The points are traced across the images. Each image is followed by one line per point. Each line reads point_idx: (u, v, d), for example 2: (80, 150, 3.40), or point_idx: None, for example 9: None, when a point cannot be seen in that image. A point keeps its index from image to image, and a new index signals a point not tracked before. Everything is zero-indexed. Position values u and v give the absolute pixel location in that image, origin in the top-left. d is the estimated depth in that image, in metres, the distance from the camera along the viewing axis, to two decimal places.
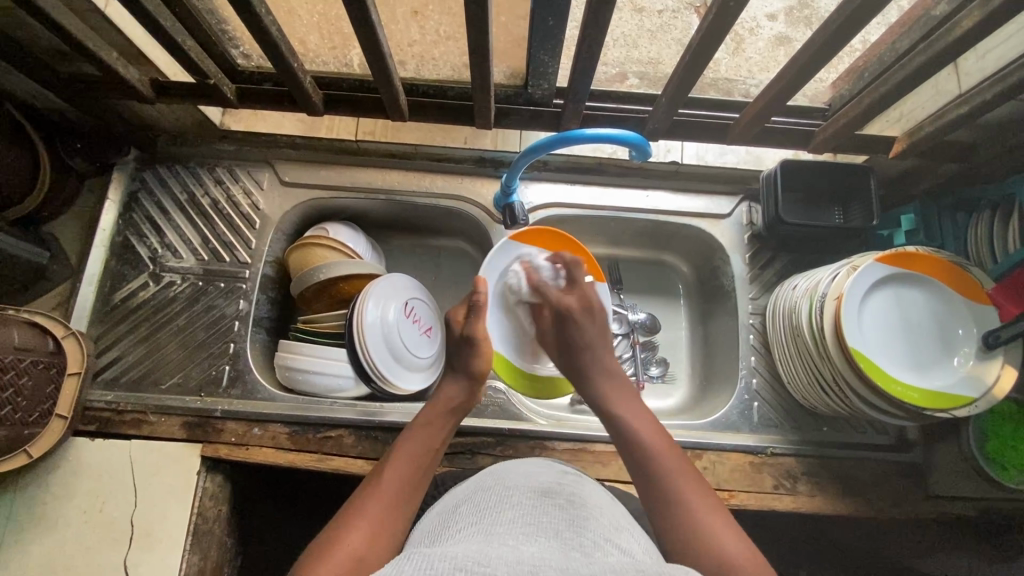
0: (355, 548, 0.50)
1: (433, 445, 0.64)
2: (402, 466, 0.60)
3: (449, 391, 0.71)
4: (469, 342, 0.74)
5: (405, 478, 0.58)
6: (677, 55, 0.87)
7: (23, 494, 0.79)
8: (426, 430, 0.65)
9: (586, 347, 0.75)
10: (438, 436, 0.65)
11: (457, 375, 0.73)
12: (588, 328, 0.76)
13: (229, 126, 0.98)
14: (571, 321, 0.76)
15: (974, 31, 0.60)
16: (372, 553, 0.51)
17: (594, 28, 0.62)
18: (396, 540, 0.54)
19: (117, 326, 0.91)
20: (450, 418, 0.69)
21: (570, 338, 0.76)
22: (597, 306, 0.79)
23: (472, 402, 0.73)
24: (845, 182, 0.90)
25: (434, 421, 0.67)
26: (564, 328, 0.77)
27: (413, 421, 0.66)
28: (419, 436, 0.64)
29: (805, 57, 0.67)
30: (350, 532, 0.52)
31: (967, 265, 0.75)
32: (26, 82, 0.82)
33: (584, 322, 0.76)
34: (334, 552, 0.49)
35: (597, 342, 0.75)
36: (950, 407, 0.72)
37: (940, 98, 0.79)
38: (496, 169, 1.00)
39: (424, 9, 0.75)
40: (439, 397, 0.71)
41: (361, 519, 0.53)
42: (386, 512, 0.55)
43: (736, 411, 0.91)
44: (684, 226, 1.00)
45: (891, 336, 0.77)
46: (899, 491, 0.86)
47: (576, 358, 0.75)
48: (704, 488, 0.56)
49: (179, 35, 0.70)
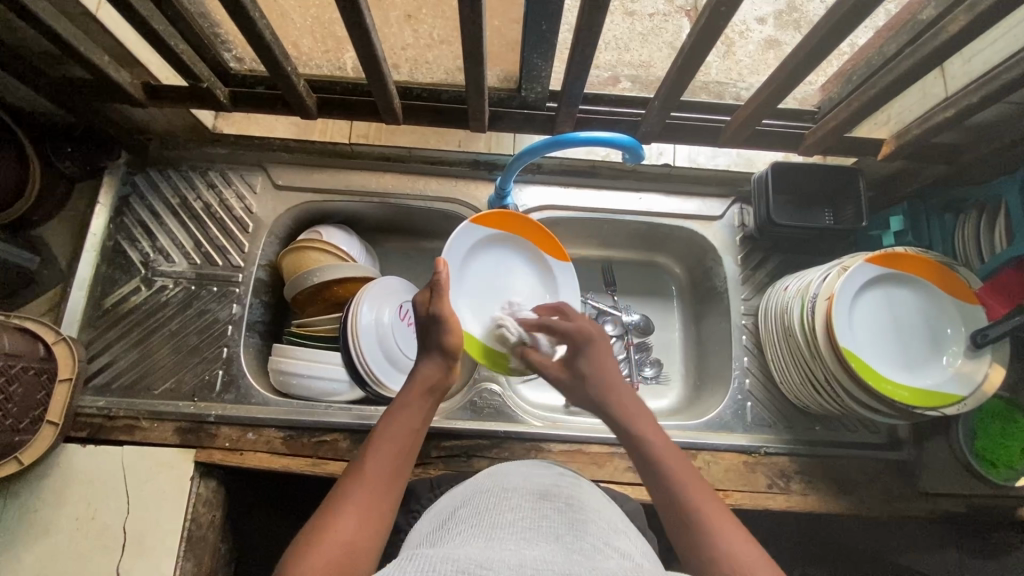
0: (345, 536, 0.50)
1: (412, 426, 0.63)
2: (385, 453, 0.59)
3: (425, 372, 0.69)
4: (436, 321, 0.71)
5: (387, 465, 0.58)
6: (669, 58, 0.89)
7: (15, 501, 0.79)
8: (403, 414, 0.64)
9: (606, 371, 0.73)
10: (417, 418, 0.64)
11: (432, 356, 0.71)
12: (609, 352, 0.75)
13: (222, 129, 0.98)
14: (591, 346, 0.75)
15: (958, 36, 0.61)
16: (363, 539, 0.51)
17: (587, 32, 0.63)
18: (384, 521, 0.54)
19: (109, 332, 0.90)
20: (427, 398, 0.67)
21: (591, 364, 0.74)
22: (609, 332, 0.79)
23: (450, 380, 0.71)
24: (835, 184, 0.91)
25: (412, 403, 0.65)
26: (583, 357, 0.75)
27: (390, 407, 0.65)
28: (400, 418, 0.63)
29: (795, 62, 0.68)
30: (340, 520, 0.51)
31: (954, 265, 0.77)
32: (15, 86, 0.81)
33: (606, 347, 0.76)
34: (322, 541, 0.49)
35: (611, 366, 0.74)
36: (940, 404, 0.73)
37: (928, 101, 0.80)
38: (491, 172, 1.00)
39: (418, 13, 0.76)
40: (416, 379, 0.68)
41: (348, 506, 0.53)
42: (369, 493, 0.55)
43: (729, 411, 0.92)
44: (677, 227, 1.00)
45: (892, 339, 0.78)
46: (891, 488, 0.87)
47: (595, 385, 0.72)
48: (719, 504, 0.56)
49: (172, 39, 0.70)
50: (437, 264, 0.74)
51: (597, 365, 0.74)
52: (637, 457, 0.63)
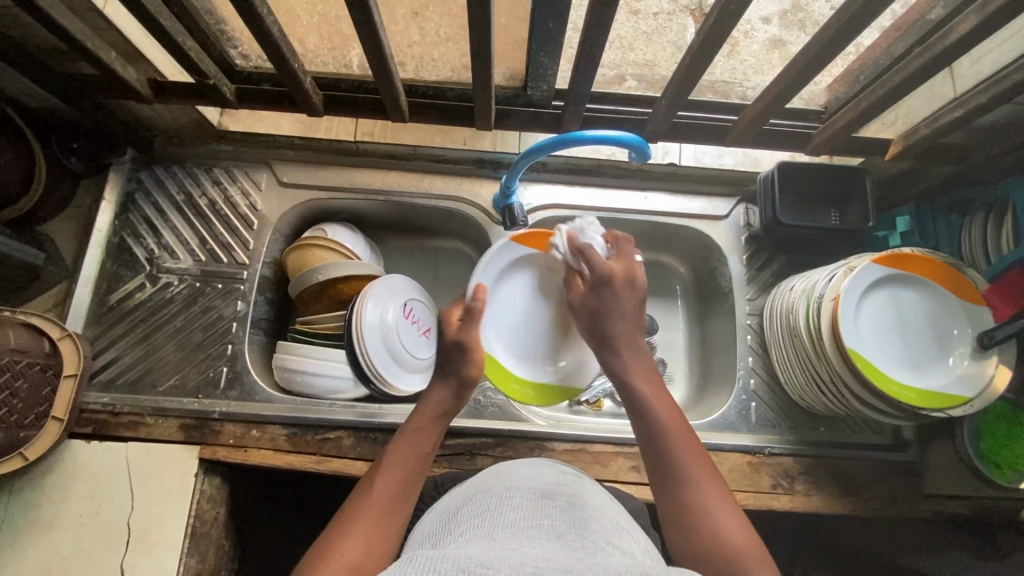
0: (352, 556, 0.50)
1: (423, 450, 0.63)
2: (395, 475, 0.59)
3: (435, 398, 0.70)
4: (460, 348, 0.73)
5: (396, 487, 0.58)
6: (673, 58, 0.88)
7: (19, 496, 0.79)
8: (413, 437, 0.64)
9: (614, 315, 0.72)
10: (429, 441, 0.65)
11: (447, 380, 0.72)
12: (627, 300, 0.73)
13: (228, 126, 0.98)
14: (608, 288, 0.73)
15: (969, 36, 0.60)
16: (370, 560, 0.51)
17: (595, 31, 0.63)
18: (391, 543, 0.54)
19: (114, 327, 0.91)
20: (438, 423, 0.67)
21: (605, 304, 0.73)
22: (640, 281, 0.75)
23: (460, 406, 0.72)
24: (842, 184, 0.91)
25: (424, 427, 0.66)
26: (598, 293, 0.74)
27: (403, 427, 0.65)
28: (409, 442, 0.63)
29: (803, 62, 0.68)
30: (348, 539, 0.52)
31: (963, 266, 0.76)
32: (20, 82, 0.81)
33: (622, 292, 0.73)
34: (330, 560, 0.49)
35: (622, 311, 0.72)
36: (945, 406, 0.73)
37: (935, 102, 0.80)
38: (496, 170, 1.00)
39: (424, 10, 0.74)
40: (429, 402, 0.69)
41: (355, 528, 0.53)
42: (376, 514, 0.55)
43: (734, 411, 0.92)
44: (684, 227, 1.00)
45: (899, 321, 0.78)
46: (895, 489, 0.87)
47: (601, 325, 0.72)
48: (711, 469, 0.57)
49: (179, 35, 0.70)
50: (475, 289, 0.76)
51: (608, 306, 0.72)
52: (637, 411, 0.64)
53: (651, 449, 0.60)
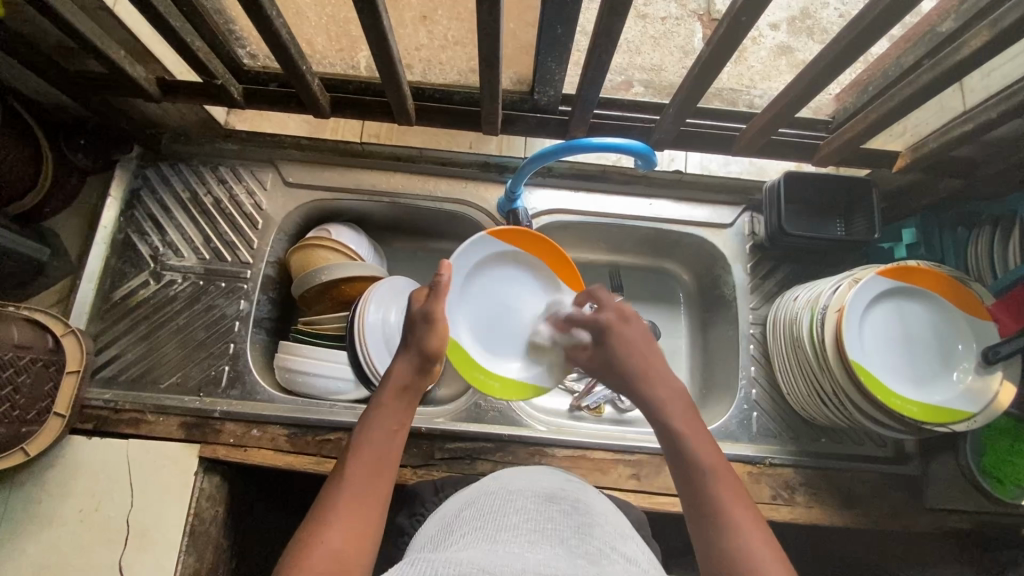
0: (332, 546, 0.50)
1: (392, 429, 0.63)
2: (367, 458, 0.59)
3: (399, 369, 0.69)
4: (426, 318, 0.72)
5: (368, 470, 0.58)
6: (680, 64, 0.88)
7: (20, 491, 0.79)
8: (381, 417, 0.64)
9: (626, 356, 0.73)
10: (397, 419, 0.64)
11: (409, 353, 0.71)
12: (631, 336, 0.75)
13: (235, 125, 1.02)
14: (610, 335, 0.76)
15: (981, 51, 0.60)
16: (352, 548, 0.51)
17: (605, 38, 0.62)
18: (374, 527, 0.54)
19: (116, 325, 0.91)
20: (402, 398, 0.67)
21: (611, 350, 0.75)
22: (633, 314, 0.78)
23: (426, 380, 0.70)
24: (848, 195, 0.90)
25: (388, 405, 0.65)
26: (603, 347, 0.76)
27: (369, 410, 0.65)
28: (380, 422, 0.63)
29: (812, 74, 0.67)
30: (328, 530, 0.52)
31: (968, 281, 0.76)
32: (30, 78, 0.81)
33: (625, 332, 0.75)
34: (311, 551, 0.49)
35: (635, 349, 0.74)
36: (949, 421, 0.72)
37: (945, 114, 0.79)
38: (502, 174, 0.99)
39: (433, 15, 0.74)
40: (391, 377, 0.68)
41: (334, 516, 0.53)
42: (353, 501, 0.55)
43: (735, 420, 0.92)
44: (686, 234, 1.00)
45: (891, 349, 0.77)
46: (897, 503, 0.86)
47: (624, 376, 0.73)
48: (730, 476, 0.58)
49: (188, 35, 0.70)
50: (440, 266, 0.75)
51: (619, 352, 0.74)
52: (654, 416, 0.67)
53: (670, 449, 0.62)
